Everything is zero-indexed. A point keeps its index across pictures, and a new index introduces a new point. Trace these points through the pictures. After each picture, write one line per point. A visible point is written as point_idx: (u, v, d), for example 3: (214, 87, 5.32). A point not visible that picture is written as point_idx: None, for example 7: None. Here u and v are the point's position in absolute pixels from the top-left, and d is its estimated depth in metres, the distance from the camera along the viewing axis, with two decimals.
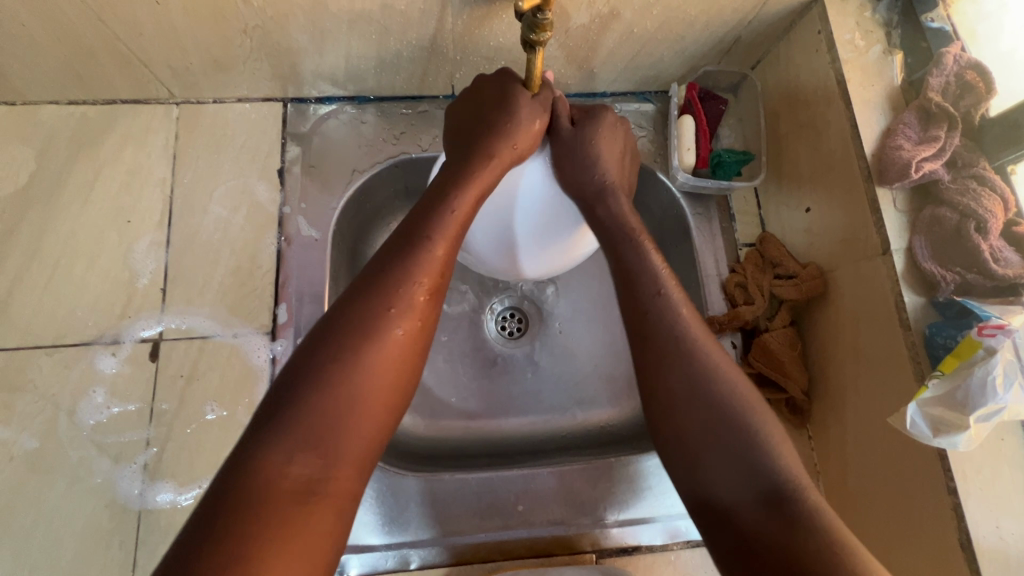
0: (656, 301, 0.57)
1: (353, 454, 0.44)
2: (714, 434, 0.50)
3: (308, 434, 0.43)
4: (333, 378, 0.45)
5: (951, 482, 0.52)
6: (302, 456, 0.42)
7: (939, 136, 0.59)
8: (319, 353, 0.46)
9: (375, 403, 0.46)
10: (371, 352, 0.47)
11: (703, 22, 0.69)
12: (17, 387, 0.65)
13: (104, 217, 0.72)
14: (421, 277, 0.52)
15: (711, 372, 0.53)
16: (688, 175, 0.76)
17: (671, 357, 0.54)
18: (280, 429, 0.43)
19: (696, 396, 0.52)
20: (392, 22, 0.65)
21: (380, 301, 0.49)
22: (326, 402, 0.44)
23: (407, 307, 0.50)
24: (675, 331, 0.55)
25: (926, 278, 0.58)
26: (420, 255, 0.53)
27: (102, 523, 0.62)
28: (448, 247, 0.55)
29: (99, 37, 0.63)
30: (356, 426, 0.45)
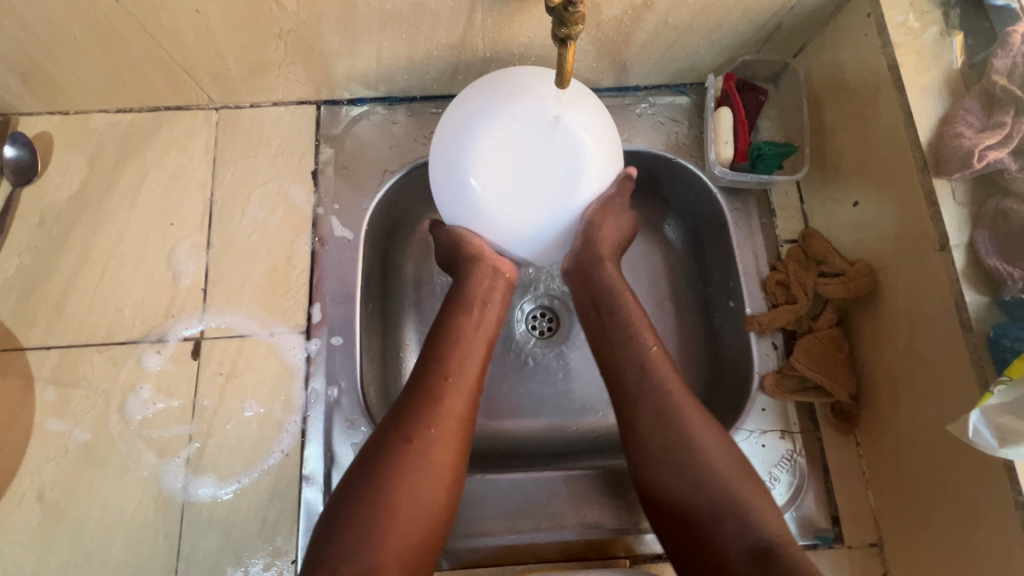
0: (637, 367, 0.61)
1: (392, 559, 0.49)
2: (689, 487, 0.54)
3: (352, 546, 0.48)
4: (369, 497, 0.50)
5: (1020, 497, 0.48)
6: (344, 566, 0.47)
7: (1005, 122, 0.54)
8: (358, 471, 0.53)
9: (414, 512, 0.51)
10: (395, 463, 0.52)
11: (742, 9, 0.66)
12: (71, 382, 0.68)
13: (150, 221, 0.75)
14: (435, 387, 0.57)
15: (691, 436, 0.56)
16: (725, 169, 0.73)
17: (659, 420, 0.57)
18: (331, 544, 0.49)
19: (685, 463, 0.55)
20: (421, 21, 0.65)
21: (407, 421, 0.54)
22: (365, 518, 0.50)
23: (427, 417, 0.55)
24: (658, 396, 0.58)
25: (991, 275, 0.54)
26: (441, 371, 0.58)
27: (148, 513, 0.65)
28: (462, 356, 0.60)
29: (144, 47, 0.66)
30: (393, 535, 0.49)
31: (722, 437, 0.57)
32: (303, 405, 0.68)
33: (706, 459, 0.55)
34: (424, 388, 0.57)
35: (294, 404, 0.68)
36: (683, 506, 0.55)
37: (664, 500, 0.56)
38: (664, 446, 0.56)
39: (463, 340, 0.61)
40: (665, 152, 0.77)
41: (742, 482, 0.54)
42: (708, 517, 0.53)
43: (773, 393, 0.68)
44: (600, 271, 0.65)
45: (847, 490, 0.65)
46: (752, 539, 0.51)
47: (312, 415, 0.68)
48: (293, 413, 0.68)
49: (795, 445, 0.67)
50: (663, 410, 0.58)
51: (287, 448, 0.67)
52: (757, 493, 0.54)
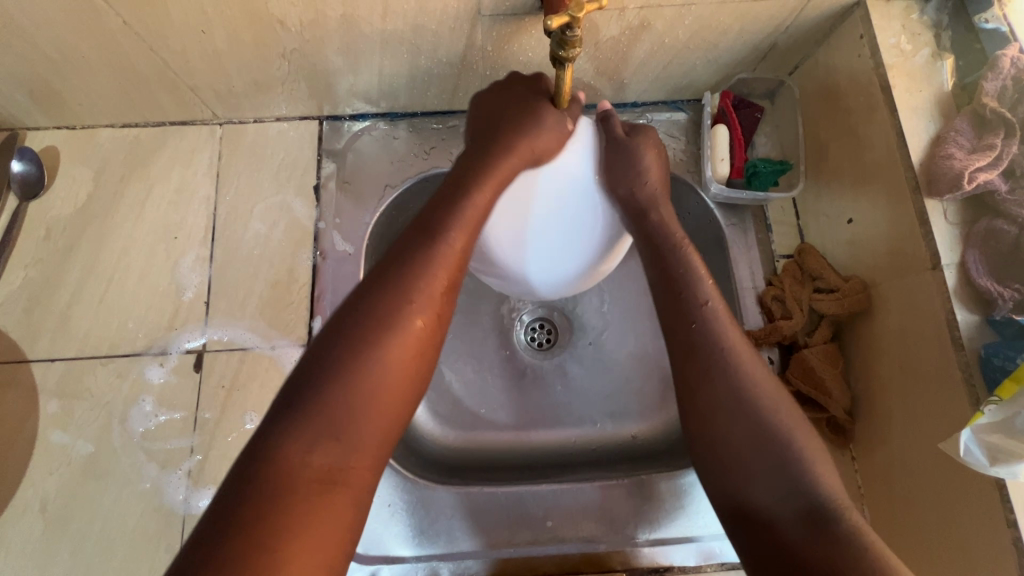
0: (693, 323, 0.57)
1: (372, 444, 0.45)
2: (750, 441, 0.52)
3: (329, 415, 0.44)
4: (356, 364, 0.46)
5: (1010, 515, 0.49)
6: (323, 446, 0.43)
7: (995, 144, 0.55)
8: (346, 337, 0.47)
9: (395, 390, 0.47)
10: (393, 339, 0.48)
11: (737, 29, 0.67)
12: (75, 395, 0.69)
13: (154, 234, 0.76)
14: (438, 267, 0.53)
15: (750, 390, 0.54)
16: (721, 186, 0.75)
17: (713, 374, 0.55)
18: (308, 418, 0.44)
19: (741, 417, 0.53)
20: (423, 41, 0.67)
21: (403, 293, 0.50)
22: (349, 390, 0.45)
23: (426, 297, 0.51)
24: (713, 345, 0.55)
25: (981, 295, 0.54)
26: (440, 245, 0.54)
27: (149, 525, 0.65)
28: (466, 234, 0.56)
29: (150, 65, 0.67)
30: (376, 419, 0.46)
31: (784, 399, 0.54)
32: None
33: (766, 414, 0.53)
34: (425, 264, 0.52)
35: None
36: (739, 467, 0.52)
37: (715, 460, 0.53)
38: (718, 402, 0.54)
39: (468, 215, 0.57)
40: None
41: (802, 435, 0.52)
42: (755, 468, 0.51)
43: None
44: (645, 220, 0.63)
45: None
46: (805, 500, 0.48)
47: None
48: None
49: None
50: (721, 363, 0.55)
51: None
52: (819, 457, 0.51)
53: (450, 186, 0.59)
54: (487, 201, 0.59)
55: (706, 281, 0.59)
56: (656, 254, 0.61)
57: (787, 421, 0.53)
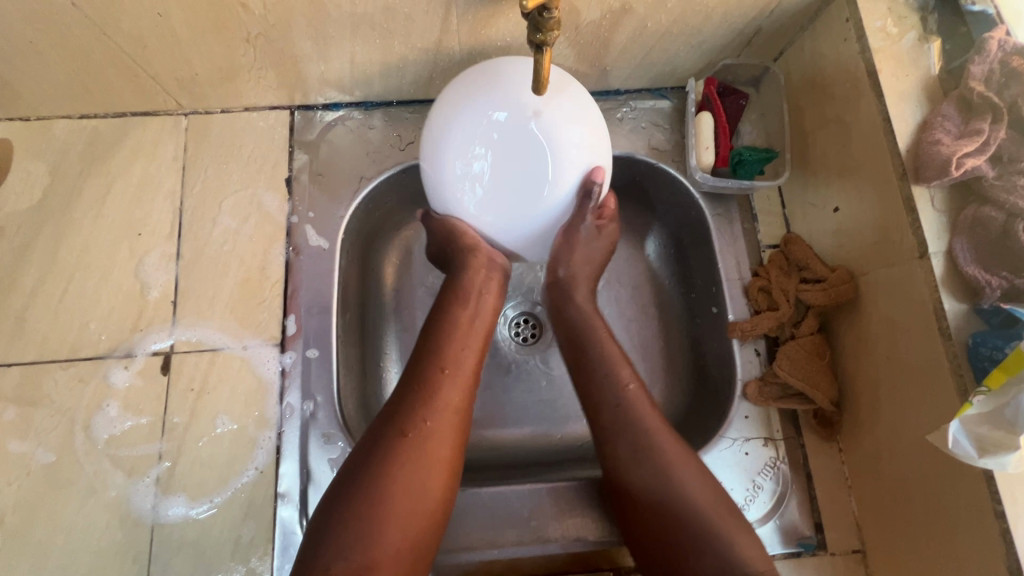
0: (616, 404, 0.59)
1: (388, 553, 0.48)
2: (684, 533, 0.52)
3: (344, 535, 0.47)
4: (366, 486, 0.50)
5: (998, 506, 0.48)
6: (339, 559, 0.46)
7: (983, 129, 0.55)
8: (358, 464, 0.51)
9: (408, 504, 0.50)
10: (393, 455, 0.51)
11: (721, 13, 0.66)
12: (34, 401, 0.65)
13: (117, 231, 0.72)
14: (434, 380, 0.56)
15: (671, 473, 0.54)
16: (706, 175, 0.73)
17: (634, 454, 0.56)
18: (323, 545, 0.47)
19: (659, 495, 0.54)
20: (396, 25, 0.64)
21: (402, 415, 0.54)
22: (361, 510, 0.48)
23: (425, 411, 0.54)
24: (631, 424, 0.58)
25: (969, 284, 0.53)
26: (432, 362, 0.58)
27: (115, 535, 0.62)
28: (460, 343, 0.60)
29: (106, 52, 0.63)
30: (389, 532, 0.48)
31: (686, 458, 0.55)
32: (278, 420, 0.66)
33: (682, 490, 0.53)
34: (423, 381, 0.56)
35: (269, 419, 0.66)
36: (659, 530, 0.53)
37: (658, 528, 0.53)
38: (643, 479, 0.55)
39: (459, 330, 0.61)
40: (645, 157, 0.76)
41: (712, 505, 0.53)
42: (694, 540, 0.51)
43: (755, 400, 0.68)
44: (572, 300, 0.67)
45: (831, 497, 0.65)
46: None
47: (288, 431, 0.66)
48: (268, 428, 0.66)
49: (779, 452, 0.67)
50: (640, 451, 0.56)
51: (262, 465, 0.65)
52: (742, 529, 0.52)
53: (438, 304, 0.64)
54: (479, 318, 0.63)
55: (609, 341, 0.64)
56: (577, 341, 0.64)
57: (705, 502, 0.53)
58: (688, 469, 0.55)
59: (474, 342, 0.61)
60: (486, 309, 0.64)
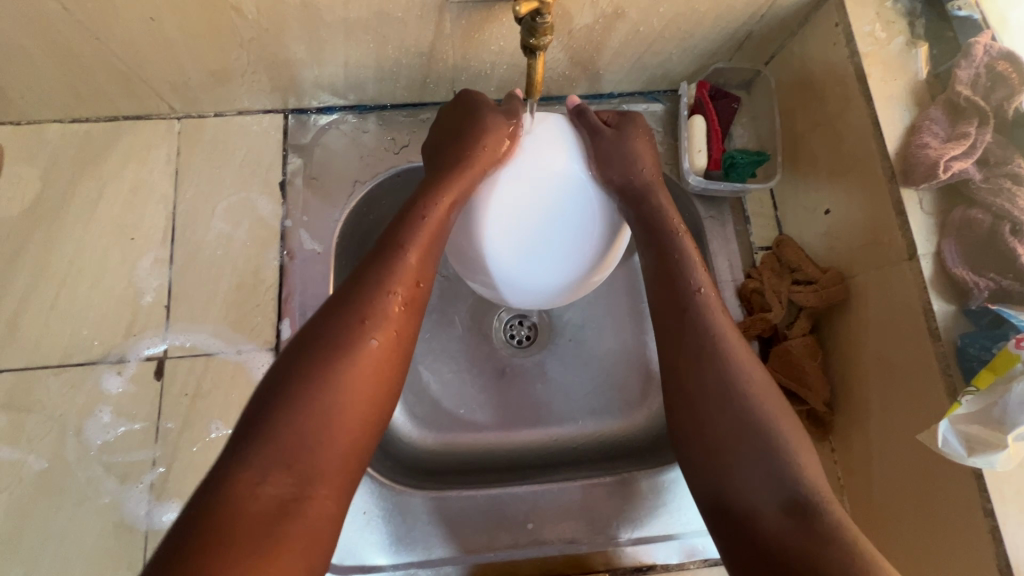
0: (686, 310, 0.57)
1: (330, 470, 0.44)
2: (732, 436, 0.51)
3: (284, 440, 0.44)
4: (312, 387, 0.46)
5: (987, 504, 0.49)
6: (276, 471, 0.42)
7: (969, 132, 0.56)
8: (304, 361, 0.47)
9: (357, 411, 0.47)
10: (348, 363, 0.48)
11: (712, 18, 0.66)
12: (26, 408, 0.65)
13: (109, 235, 0.72)
14: (395, 285, 0.53)
15: (735, 382, 0.53)
16: (699, 178, 0.73)
17: (696, 361, 0.55)
18: (252, 448, 0.43)
19: (724, 408, 0.52)
20: (389, 30, 0.64)
21: (356, 313, 0.50)
22: (304, 414, 0.45)
23: (383, 318, 0.51)
24: (703, 333, 0.56)
25: (958, 285, 0.54)
26: (393, 266, 0.54)
27: (109, 542, 0.62)
28: (424, 252, 0.56)
29: (98, 56, 0.63)
30: (332, 444, 0.45)
31: (758, 367, 0.55)
32: None
33: (751, 401, 0.52)
34: (382, 284, 0.53)
35: None
36: (722, 441, 0.52)
37: (710, 441, 0.52)
38: (704, 387, 0.54)
39: (424, 237, 0.57)
40: None
41: (783, 423, 0.52)
42: (743, 451, 0.51)
43: None
44: (644, 204, 0.62)
45: None
46: (792, 486, 0.48)
47: None
48: None
49: None
50: (708, 351, 0.55)
51: None
52: (805, 452, 0.50)
53: (407, 206, 0.59)
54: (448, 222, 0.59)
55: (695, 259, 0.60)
56: (652, 239, 0.61)
57: (774, 413, 0.52)
58: (760, 379, 0.54)
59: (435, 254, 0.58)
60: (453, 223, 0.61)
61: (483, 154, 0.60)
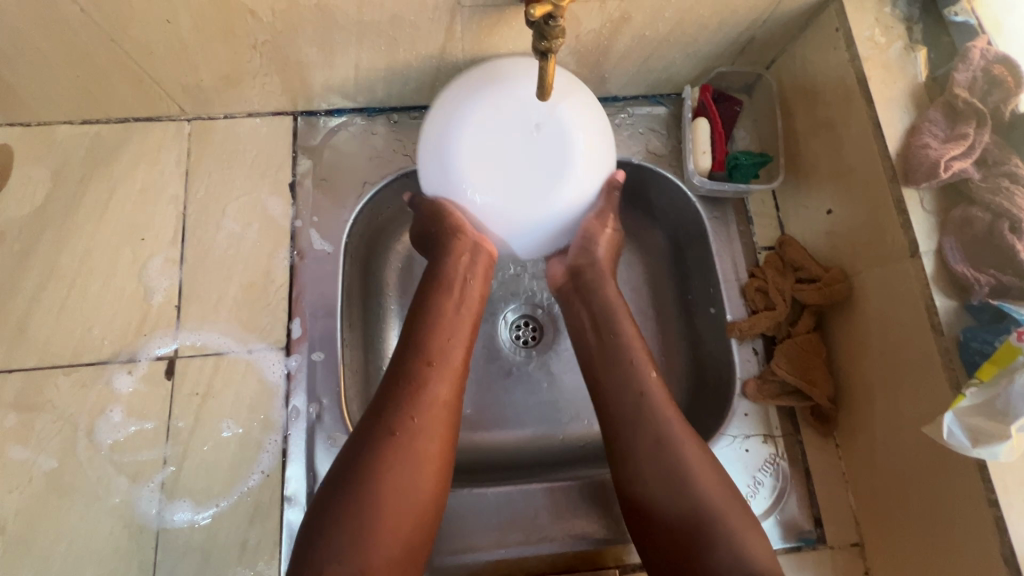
0: (639, 394, 0.60)
1: (383, 557, 0.49)
2: (683, 520, 0.54)
3: (339, 537, 0.49)
4: (356, 485, 0.51)
5: (991, 494, 0.50)
6: (335, 564, 0.48)
7: (968, 133, 0.57)
8: (348, 462, 0.53)
9: (401, 502, 0.51)
10: (388, 457, 0.52)
11: (716, 23, 0.68)
12: (36, 407, 0.65)
13: (119, 236, 0.72)
14: (416, 378, 0.57)
15: (678, 461, 0.56)
16: (704, 178, 0.75)
17: (646, 458, 0.57)
18: (318, 542, 0.49)
19: (677, 487, 0.55)
20: (401, 33, 0.65)
21: (382, 413, 0.55)
22: (352, 511, 0.50)
23: (411, 409, 0.55)
24: (655, 424, 0.58)
25: (959, 281, 0.56)
26: (413, 359, 0.59)
27: (120, 541, 0.62)
28: (446, 339, 0.61)
29: (112, 58, 0.64)
30: (384, 533, 0.50)
31: (686, 431, 0.59)
32: (284, 423, 0.66)
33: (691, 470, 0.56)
34: (406, 378, 0.57)
35: (274, 422, 0.66)
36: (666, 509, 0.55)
37: (661, 516, 0.55)
38: (657, 472, 0.56)
39: (442, 328, 0.61)
40: (643, 161, 0.78)
41: (723, 501, 0.55)
42: (697, 536, 0.53)
43: (755, 398, 0.69)
44: (586, 291, 0.68)
45: (828, 491, 0.67)
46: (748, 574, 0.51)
47: (293, 434, 0.66)
48: (273, 432, 0.66)
49: (778, 448, 0.68)
50: (643, 422, 0.59)
51: (267, 468, 0.65)
52: (752, 532, 0.54)
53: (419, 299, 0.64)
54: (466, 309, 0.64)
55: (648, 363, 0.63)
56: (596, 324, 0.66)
57: (719, 501, 0.55)
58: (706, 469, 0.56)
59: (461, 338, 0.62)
60: (470, 301, 0.65)
61: (463, 255, 0.64)
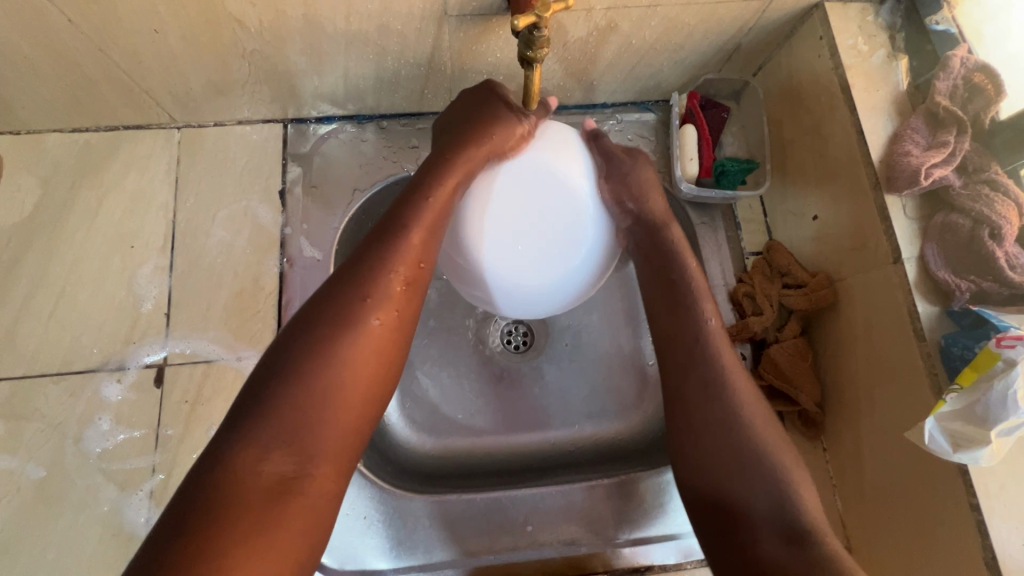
0: (696, 333, 0.60)
1: (327, 446, 0.46)
2: (728, 462, 0.55)
3: (285, 421, 0.45)
4: (316, 367, 0.47)
5: (973, 498, 0.51)
6: (274, 452, 0.44)
7: (949, 141, 0.58)
8: (307, 340, 0.48)
9: (353, 393, 0.48)
10: (347, 344, 0.48)
11: (702, 31, 0.68)
12: (24, 416, 0.65)
13: (108, 244, 0.72)
14: (399, 265, 0.53)
15: (732, 412, 0.56)
16: (691, 185, 0.75)
17: (704, 398, 0.58)
18: (256, 424, 0.44)
19: (727, 431, 0.56)
20: (389, 42, 0.65)
21: (357, 297, 0.50)
22: (306, 395, 0.46)
23: (387, 299, 0.51)
24: (709, 368, 0.59)
25: (940, 287, 0.56)
26: (398, 243, 0.54)
27: (109, 550, 0.62)
28: (428, 229, 0.56)
29: (101, 66, 0.64)
30: (331, 424, 0.46)
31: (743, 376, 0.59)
32: None
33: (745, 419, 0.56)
34: (387, 261, 0.53)
35: None
36: (722, 466, 0.55)
37: (705, 454, 0.56)
38: (707, 418, 0.57)
39: (431, 216, 0.56)
40: None
41: (775, 443, 0.55)
42: (740, 475, 0.54)
43: None
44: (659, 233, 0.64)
45: (816, 495, 0.67)
46: (790, 516, 0.51)
47: None
48: None
49: None
50: (704, 368, 0.59)
51: None
52: (801, 479, 0.54)
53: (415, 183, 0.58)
54: (453, 201, 0.58)
55: (705, 301, 0.62)
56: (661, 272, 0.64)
57: (770, 443, 0.55)
58: (761, 414, 0.57)
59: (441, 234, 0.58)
60: None
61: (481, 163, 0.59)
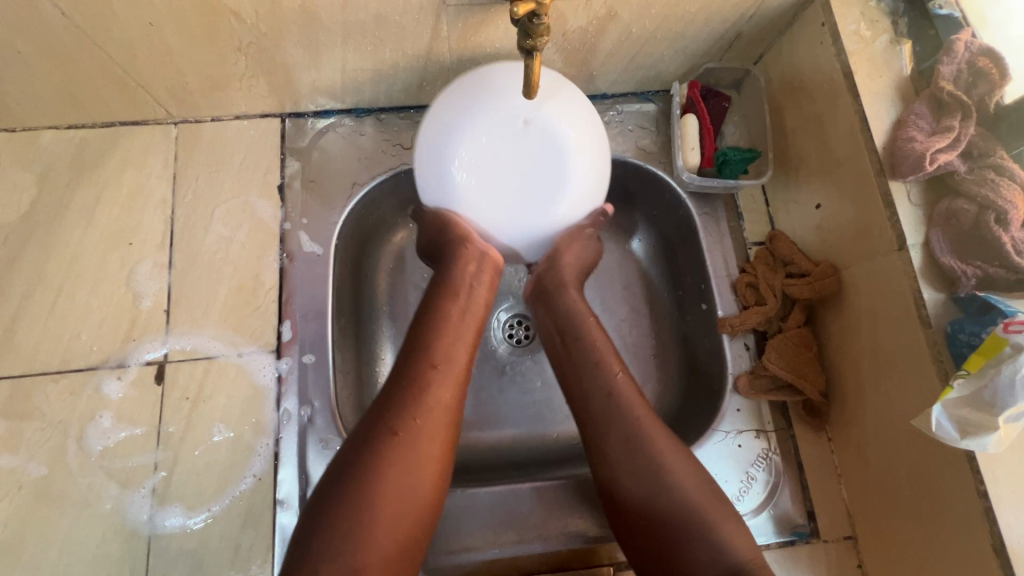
0: (605, 394, 0.59)
1: (378, 556, 0.48)
2: (669, 519, 0.53)
3: (332, 538, 0.47)
4: (355, 484, 0.49)
5: (981, 486, 0.50)
6: (326, 563, 0.46)
7: (953, 126, 0.58)
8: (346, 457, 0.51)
9: (397, 501, 0.50)
10: (379, 459, 0.51)
11: (703, 18, 0.68)
12: (24, 415, 0.65)
13: (106, 241, 0.72)
14: (422, 378, 0.56)
15: (665, 470, 0.55)
16: (693, 175, 0.75)
17: (621, 453, 0.57)
18: (311, 539, 0.48)
19: (658, 487, 0.54)
20: (386, 33, 0.65)
21: (383, 415, 0.53)
22: (350, 509, 0.48)
23: (413, 408, 0.54)
24: (626, 424, 0.57)
25: (946, 273, 0.56)
26: (419, 357, 0.57)
27: (111, 549, 0.61)
28: (450, 341, 0.59)
29: (95, 61, 0.63)
30: (377, 535, 0.48)
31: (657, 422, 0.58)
32: (275, 427, 0.66)
33: (675, 477, 0.54)
34: (409, 376, 0.56)
35: (265, 425, 0.66)
36: (654, 522, 0.53)
37: (637, 511, 0.54)
38: (631, 473, 0.55)
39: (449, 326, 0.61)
40: (631, 158, 0.78)
41: (699, 493, 0.54)
42: (676, 533, 0.52)
43: (746, 393, 0.69)
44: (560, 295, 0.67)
45: (822, 485, 0.67)
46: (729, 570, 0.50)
47: (284, 437, 0.66)
48: (264, 435, 0.66)
49: (770, 443, 0.68)
50: (618, 422, 0.58)
51: (259, 472, 0.65)
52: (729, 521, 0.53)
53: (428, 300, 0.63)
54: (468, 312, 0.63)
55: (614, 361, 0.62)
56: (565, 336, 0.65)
57: (693, 487, 0.54)
58: (679, 457, 0.56)
59: (465, 340, 0.61)
60: (477, 306, 0.64)
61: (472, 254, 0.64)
